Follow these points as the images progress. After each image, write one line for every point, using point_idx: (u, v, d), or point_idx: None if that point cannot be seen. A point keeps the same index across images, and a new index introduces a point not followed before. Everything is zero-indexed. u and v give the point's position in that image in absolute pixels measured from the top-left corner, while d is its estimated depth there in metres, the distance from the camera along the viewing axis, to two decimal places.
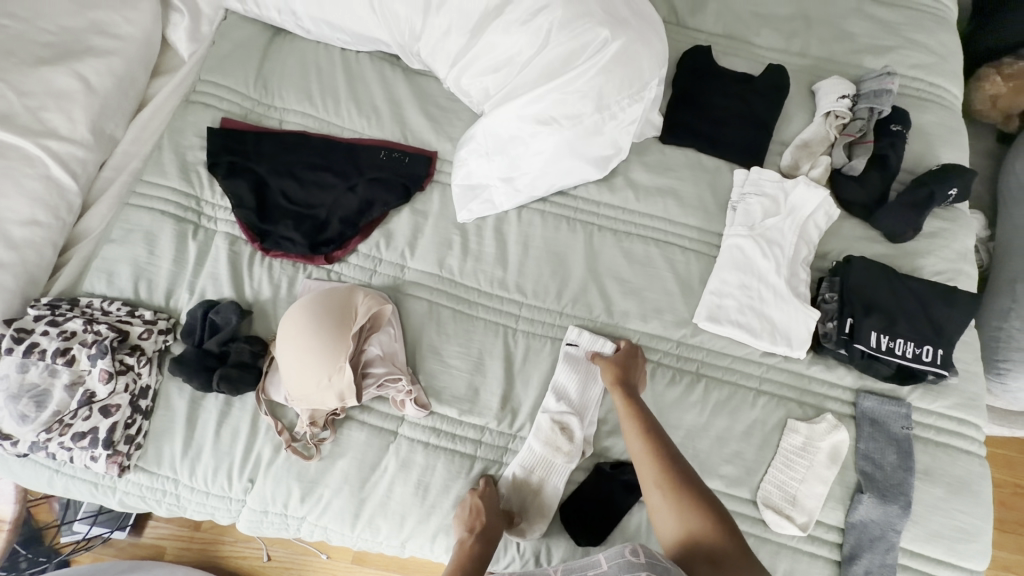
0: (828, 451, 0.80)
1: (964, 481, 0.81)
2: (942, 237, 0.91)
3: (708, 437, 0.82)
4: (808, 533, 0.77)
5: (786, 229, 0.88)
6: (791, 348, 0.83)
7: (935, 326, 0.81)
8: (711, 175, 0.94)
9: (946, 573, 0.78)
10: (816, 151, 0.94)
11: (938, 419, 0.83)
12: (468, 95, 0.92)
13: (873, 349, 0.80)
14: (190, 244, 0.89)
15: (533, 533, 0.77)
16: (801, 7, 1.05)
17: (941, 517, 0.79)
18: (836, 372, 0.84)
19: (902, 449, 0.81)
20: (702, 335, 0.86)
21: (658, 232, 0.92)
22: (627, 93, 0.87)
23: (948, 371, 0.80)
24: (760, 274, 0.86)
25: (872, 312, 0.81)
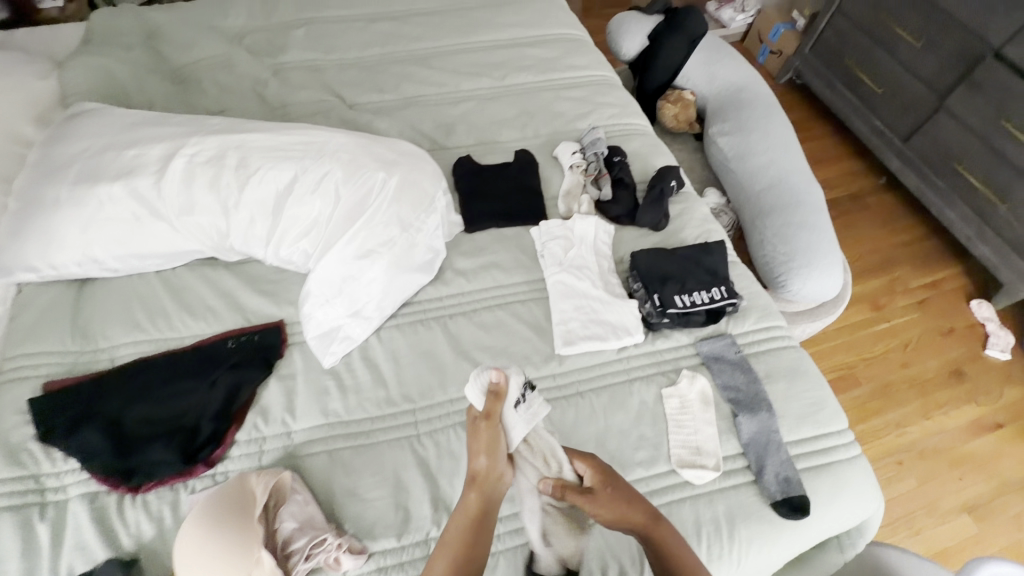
0: (700, 398, 0.97)
1: (793, 366, 1.03)
2: (684, 213, 1.23)
3: (612, 432, 0.93)
4: (720, 469, 0.91)
5: (584, 254, 1.11)
6: (632, 335, 1.02)
7: (711, 273, 1.07)
8: (515, 240, 1.16)
9: (821, 440, 0.96)
10: (577, 194, 1.22)
11: (751, 333, 1.07)
12: (292, 261, 1.02)
13: (682, 308, 1.03)
14: (42, 526, 0.80)
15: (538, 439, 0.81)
16: (520, 108, 1.41)
17: (794, 402, 0.99)
18: (672, 336, 1.04)
19: (743, 368, 1.01)
20: (569, 356, 1.01)
21: (497, 298, 1.08)
22: (421, 209, 1.07)
23: (736, 298, 1.05)
24: (585, 294, 1.07)
25: (667, 283, 1.04)
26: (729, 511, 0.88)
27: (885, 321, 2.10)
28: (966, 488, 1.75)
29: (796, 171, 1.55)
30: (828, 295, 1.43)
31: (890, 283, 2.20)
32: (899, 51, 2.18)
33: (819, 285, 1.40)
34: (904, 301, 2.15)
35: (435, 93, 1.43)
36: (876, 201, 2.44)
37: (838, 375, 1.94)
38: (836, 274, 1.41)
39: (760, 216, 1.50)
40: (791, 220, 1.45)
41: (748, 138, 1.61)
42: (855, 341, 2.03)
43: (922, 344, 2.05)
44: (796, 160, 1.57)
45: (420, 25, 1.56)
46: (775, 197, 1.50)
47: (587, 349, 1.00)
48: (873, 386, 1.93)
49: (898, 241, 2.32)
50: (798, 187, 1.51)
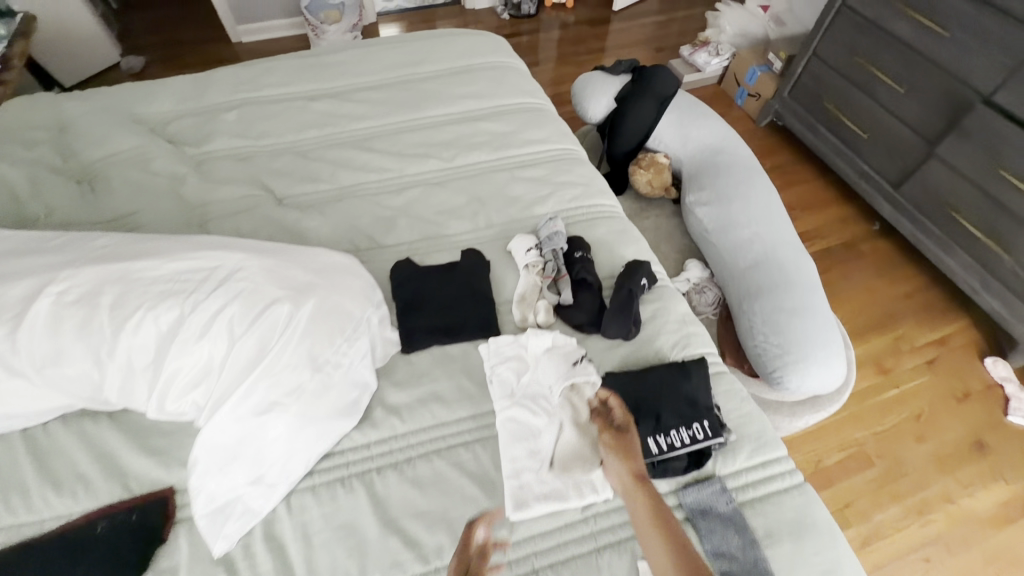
0: None
1: (797, 517, 0.84)
2: (659, 315, 1.07)
3: None
4: None
5: (541, 380, 0.94)
6: (599, 489, 0.83)
7: (691, 403, 0.90)
8: (461, 362, 0.99)
9: None
10: (533, 299, 1.06)
11: (744, 473, 0.89)
12: (183, 414, 0.84)
13: (657, 453, 0.86)
14: None
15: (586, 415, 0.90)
16: (471, 194, 1.26)
17: (801, 569, 0.80)
18: (649, 484, 0.86)
19: (738, 526, 0.82)
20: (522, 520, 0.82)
21: (437, 440, 0.90)
22: (343, 339, 0.89)
23: (723, 434, 0.88)
24: (541, 433, 0.89)
25: (637, 424, 0.88)
26: None
27: (894, 385, 1.91)
28: None
29: (784, 244, 1.40)
30: (829, 387, 1.27)
31: (895, 342, 2.02)
32: (881, 94, 2.06)
33: (819, 379, 1.24)
34: (912, 361, 1.97)
35: (376, 179, 1.29)
36: (872, 249, 2.30)
37: (848, 454, 1.75)
38: (837, 365, 1.25)
39: (748, 299, 1.34)
40: (782, 304, 1.29)
41: (729, 209, 1.46)
42: (863, 412, 1.84)
43: (937, 411, 1.86)
44: (783, 232, 1.43)
45: (362, 102, 1.43)
46: (763, 276, 1.34)
47: (545, 510, 0.82)
48: (889, 465, 1.73)
49: (899, 294, 2.16)
50: (787, 264, 1.36)
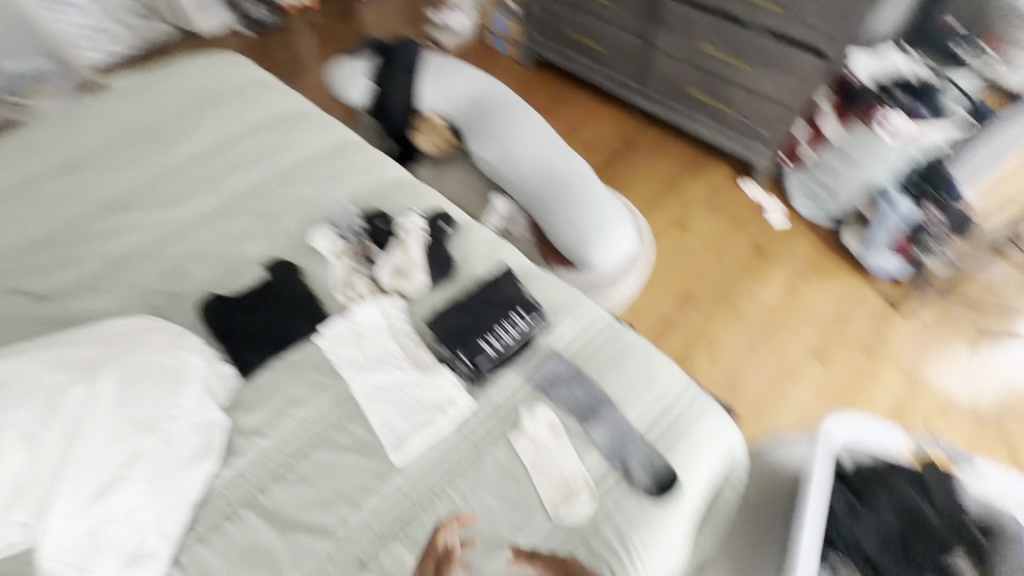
0: (548, 428, 0.95)
1: (616, 350, 1.06)
2: (467, 248, 1.19)
3: (480, 518, 0.87)
4: (593, 489, 0.89)
5: (381, 341, 1.03)
6: (459, 403, 0.96)
7: (507, 304, 1.05)
8: (304, 362, 1.01)
9: (666, 406, 1.00)
10: (351, 278, 1.13)
11: (570, 337, 1.07)
12: (12, 543, 0.77)
13: (495, 353, 1.00)
14: None
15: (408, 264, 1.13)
16: (258, 212, 1.25)
17: (628, 383, 1.01)
18: (501, 381, 1.00)
19: (577, 377, 1.00)
20: (408, 460, 0.92)
21: (308, 437, 0.94)
22: (164, 391, 0.86)
23: (540, 316, 1.05)
24: (397, 384, 0.98)
25: (471, 337, 1.01)
26: (618, 525, 0.87)
27: (693, 234, 2.35)
28: (803, 341, 2.04)
29: (557, 155, 1.61)
30: (629, 248, 1.58)
31: (682, 201, 2.46)
32: (600, 8, 2.40)
33: (618, 245, 1.54)
34: (699, 210, 2.42)
35: (149, 236, 1.21)
36: (643, 136, 2.72)
37: (678, 299, 2.13)
38: (625, 229, 1.56)
39: (546, 209, 1.57)
40: (570, 202, 1.54)
41: (504, 142, 1.64)
42: (679, 263, 2.25)
43: (727, 239, 2.33)
44: (553, 144, 1.64)
45: (101, 167, 1.31)
46: (549, 186, 1.57)
47: (421, 445, 0.92)
48: (708, 294, 2.15)
49: (673, 163, 2.61)
50: (564, 169, 1.59)
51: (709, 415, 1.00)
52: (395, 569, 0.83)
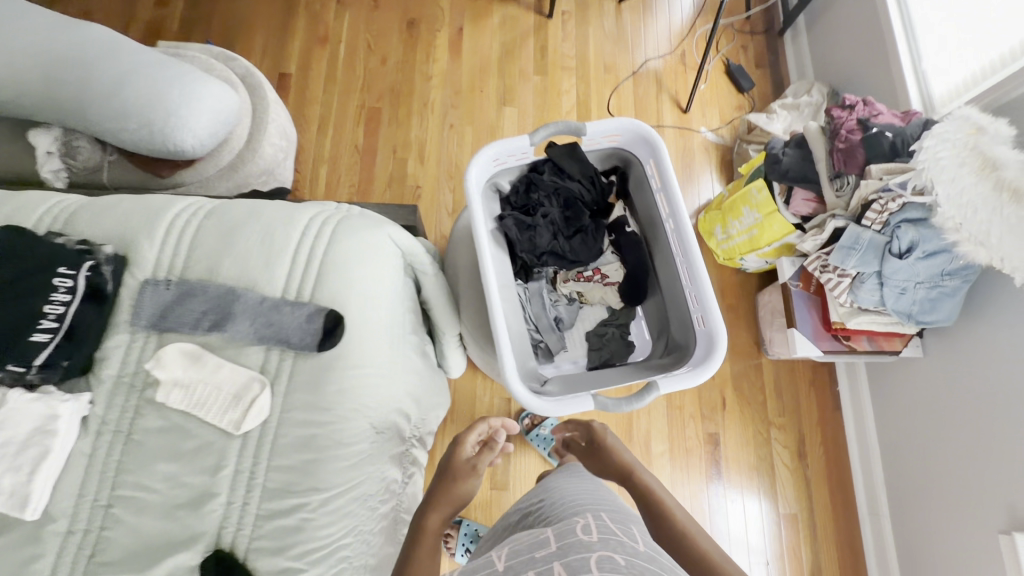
0: (187, 361, 0.82)
1: (219, 235, 0.89)
2: None
3: (171, 490, 0.77)
4: (265, 382, 0.82)
5: None
6: (62, 410, 0.77)
7: (36, 271, 0.81)
8: None
9: (301, 257, 0.90)
10: None
11: (161, 255, 0.88)
12: None
13: (57, 333, 0.78)
14: None
15: None
16: None
17: (248, 262, 0.88)
18: (110, 351, 0.82)
19: (188, 292, 0.85)
20: (49, 506, 0.75)
21: None
22: None
23: (94, 258, 0.83)
24: None
25: (14, 336, 0.77)
26: (306, 393, 0.82)
27: (340, 43, 2.03)
28: (489, 90, 2.02)
29: (45, 36, 1.15)
30: (230, 102, 1.28)
31: (308, 12, 2.06)
32: None
33: (209, 103, 1.22)
34: (330, 11, 2.06)
35: None
36: None
37: (364, 122, 1.94)
38: (207, 82, 1.25)
39: (85, 111, 1.15)
40: (108, 84, 1.14)
41: None
42: (343, 85, 1.98)
43: (374, 30, 2.06)
44: (31, 25, 1.16)
45: None
46: (65, 80, 1.14)
47: (47, 481, 0.75)
48: (387, 99, 1.98)
49: None
50: (70, 49, 1.15)
51: (353, 233, 0.96)
52: None
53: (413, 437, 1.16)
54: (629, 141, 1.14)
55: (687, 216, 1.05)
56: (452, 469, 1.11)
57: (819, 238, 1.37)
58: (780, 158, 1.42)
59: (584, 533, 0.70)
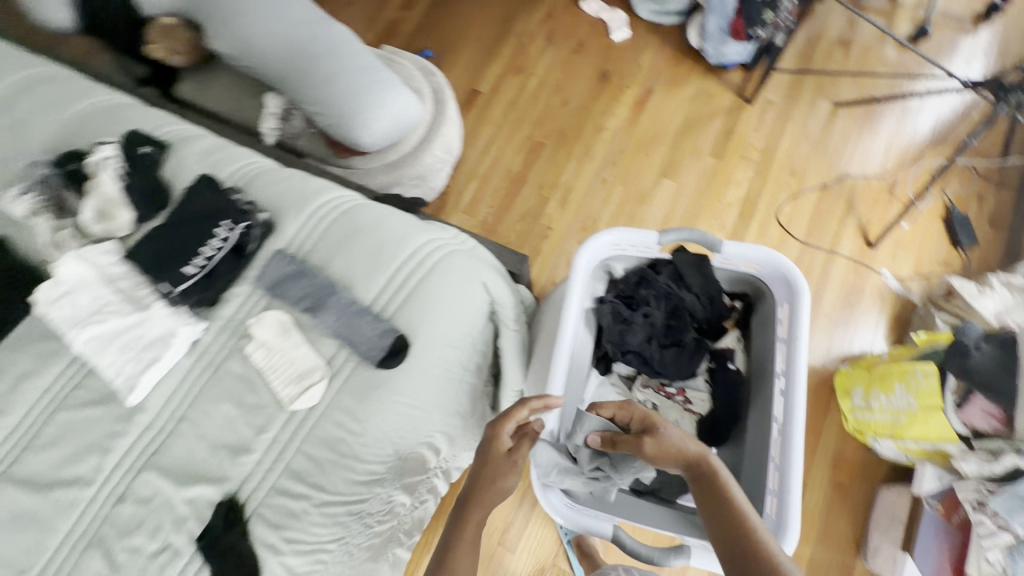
0: (277, 328, 0.94)
1: (346, 231, 1.02)
2: (181, 167, 1.09)
3: (224, 430, 0.90)
4: (327, 374, 0.90)
5: (96, 291, 0.97)
6: (182, 330, 0.93)
7: (209, 214, 0.98)
8: (34, 334, 0.98)
9: (398, 274, 0.99)
10: (56, 237, 1.03)
11: (298, 232, 1.02)
12: None
13: (200, 271, 0.94)
14: None
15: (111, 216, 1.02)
16: None
17: (355, 262, 0.99)
18: (230, 297, 0.97)
19: (302, 271, 0.97)
20: (146, 399, 0.92)
21: (50, 405, 0.94)
22: None
23: (251, 219, 0.99)
24: (118, 331, 0.94)
25: (173, 262, 0.94)
26: (352, 397, 0.89)
27: (533, 77, 2.16)
28: (655, 157, 1.97)
29: (299, 25, 1.42)
30: (410, 113, 1.45)
31: (516, 43, 2.21)
32: None
33: (390, 112, 1.41)
34: (536, 46, 2.20)
35: None
36: None
37: (526, 152, 2.03)
38: (398, 91, 1.42)
39: (302, 92, 1.41)
40: (324, 76, 1.40)
41: (236, 26, 1.42)
42: (521, 115, 2.10)
43: (568, 73, 2.15)
44: (296, 14, 1.43)
45: None
46: (297, 64, 1.41)
47: (153, 379, 0.91)
48: (554, 139, 2.04)
49: None
50: (309, 40, 1.41)
51: (456, 270, 1.02)
52: (151, 493, 0.87)
53: (439, 466, 1.18)
54: (772, 275, 1.03)
55: (801, 385, 0.91)
56: (491, 465, 0.86)
57: (987, 467, 1.11)
58: (970, 351, 1.16)
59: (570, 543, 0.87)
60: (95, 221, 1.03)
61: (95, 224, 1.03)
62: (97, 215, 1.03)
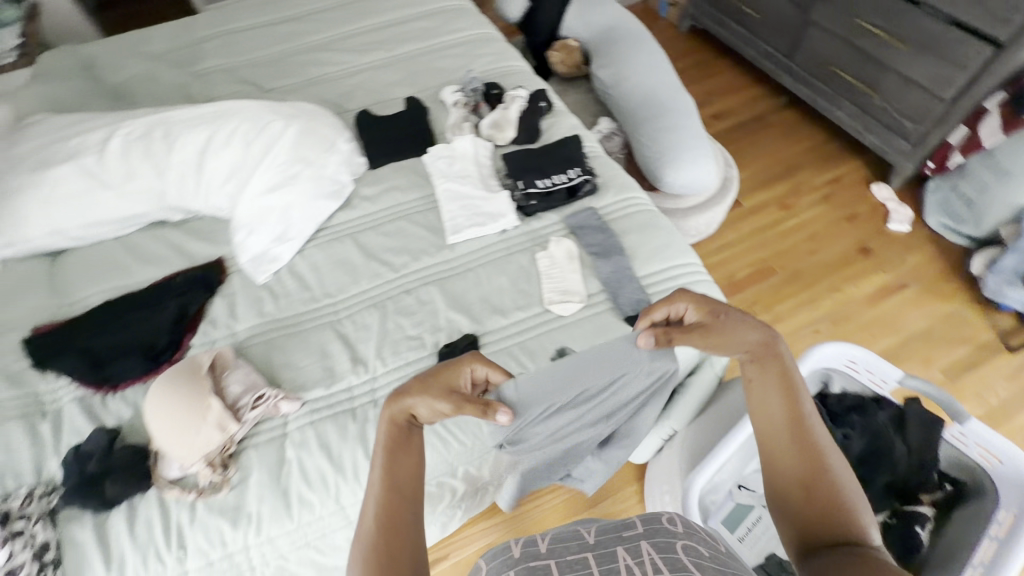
0: (566, 254, 1.19)
1: (645, 223, 1.25)
2: (554, 125, 1.45)
3: (494, 294, 1.15)
4: (585, 301, 1.12)
5: (466, 166, 1.34)
6: (508, 218, 1.24)
7: (568, 159, 1.31)
8: (412, 168, 1.37)
9: (669, 272, 1.18)
10: (460, 124, 1.44)
11: (611, 205, 1.28)
12: (221, 207, 1.25)
13: (543, 189, 1.27)
14: (43, 425, 1.01)
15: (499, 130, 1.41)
16: (409, 68, 1.61)
17: (642, 246, 1.21)
18: (544, 217, 1.26)
19: (603, 229, 1.22)
20: (458, 245, 1.22)
21: (397, 213, 1.29)
22: (323, 151, 1.28)
23: (590, 177, 1.29)
24: (467, 195, 1.28)
25: (532, 173, 1.29)
26: (594, 329, 1.09)
27: (794, 217, 2.29)
28: (879, 343, 1.94)
29: (664, 86, 1.79)
30: (707, 182, 1.68)
31: (794, 185, 2.39)
32: None
33: (693, 173, 1.66)
34: (811, 197, 2.35)
35: (336, 70, 1.62)
36: (778, 115, 2.64)
37: (755, 269, 2.12)
38: (706, 164, 1.67)
39: (637, 127, 1.76)
40: (663, 124, 1.71)
41: (620, 66, 1.85)
42: (767, 239, 2.22)
43: (829, 232, 2.24)
44: (665, 78, 1.82)
45: (319, 19, 1.75)
46: (647, 107, 1.75)
47: (473, 236, 1.22)
48: (787, 274, 2.11)
49: (803, 148, 2.53)
50: (665, 99, 1.76)
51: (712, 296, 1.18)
52: (427, 301, 1.14)
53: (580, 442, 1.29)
54: (1006, 483, 0.99)
55: None
56: (426, 383, 0.68)
57: None
58: None
59: (581, 535, 0.63)
60: (488, 125, 1.42)
61: (486, 127, 1.42)
62: (490, 122, 1.42)
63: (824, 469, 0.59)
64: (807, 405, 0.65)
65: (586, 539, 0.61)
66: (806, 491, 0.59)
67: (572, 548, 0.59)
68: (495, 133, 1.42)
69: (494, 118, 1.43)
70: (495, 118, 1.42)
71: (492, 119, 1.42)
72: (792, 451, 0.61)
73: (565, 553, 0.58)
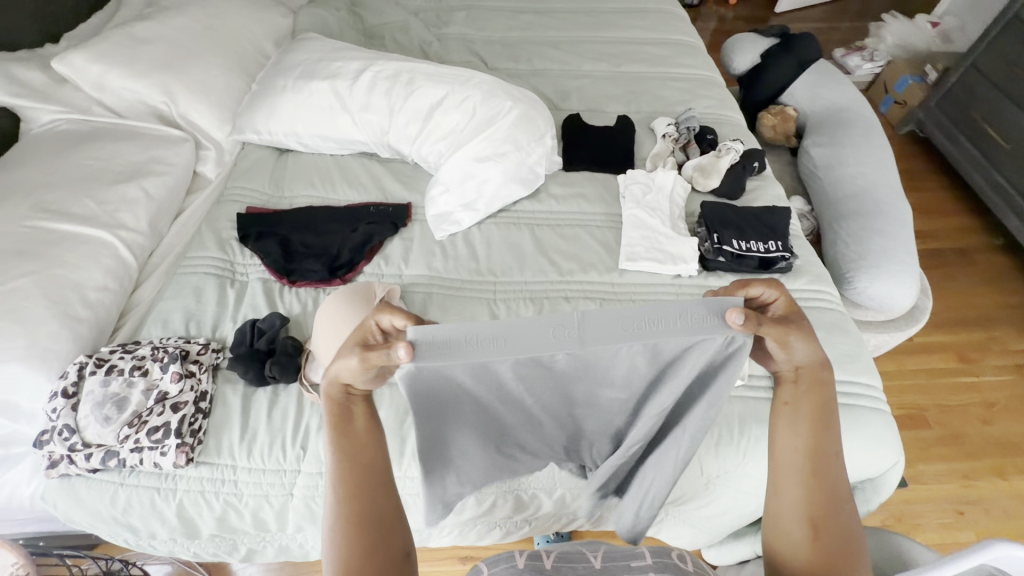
0: None
1: (834, 324, 1.13)
2: (760, 190, 1.38)
3: None
4: (745, 380, 1.03)
5: (660, 199, 1.30)
6: (689, 264, 1.18)
7: (771, 230, 1.24)
8: (604, 183, 1.37)
9: (845, 386, 1.05)
10: (664, 156, 1.41)
11: (800, 291, 1.18)
12: (428, 159, 1.33)
13: (736, 251, 1.19)
14: (230, 290, 1.13)
15: (701, 177, 1.36)
16: (629, 88, 1.61)
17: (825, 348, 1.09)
18: (725, 277, 1.19)
19: None
20: (628, 273, 1.20)
21: (577, 221, 1.29)
22: (533, 139, 1.31)
23: (789, 255, 1.20)
24: (653, 228, 1.24)
25: (728, 230, 1.23)
26: (746, 413, 1.00)
27: (973, 375, 1.95)
28: None
29: (885, 187, 1.62)
30: (899, 304, 1.49)
31: (985, 340, 2.05)
32: None
33: (888, 289, 1.47)
34: (1004, 360, 1.99)
35: (559, 69, 1.68)
36: (989, 258, 2.29)
37: (905, 412, 1.84)
38: (907, 284, 1.48)
39: (838, 219, 1.61)
40: (870, 226, 1.54)
41: (841, 151, 1.70)
42: (931, 386, 1.91)
43: (1012, 408, 1.89)
44: (888, 179, 1.64)
45: (559, 19, 1.81)
46: (856, 203, 1.60)
47: (647, 270, 1.19)
48: (943, 433, 1.80)
49: (1010, 303, 2.16)
50: (882, 200, 1.59)
51: (889, 432, 1.02)
52: None
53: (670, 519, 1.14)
54: None
55: None
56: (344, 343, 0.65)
57: None
58: None
59: (587, 556, 0.69)
60: (691, 168, 1.38)
61: (688, 170, 1.38)
62: (696, 167, 1.37)
63: (833, 507, 0.67)
64: (832, 443, 0.69)
65: (593, 560, 0.69)
66: (815, 525, 0.67)
67: (579, 565, 0.67)
68: (696, 177, 1.36)
69: (699, 165, 1.37)
70: (702, 165, 1.36)
71: (698, 163, 1.37)
72: (812, 494, 0.67)
73: (572, 568, 0.67)
